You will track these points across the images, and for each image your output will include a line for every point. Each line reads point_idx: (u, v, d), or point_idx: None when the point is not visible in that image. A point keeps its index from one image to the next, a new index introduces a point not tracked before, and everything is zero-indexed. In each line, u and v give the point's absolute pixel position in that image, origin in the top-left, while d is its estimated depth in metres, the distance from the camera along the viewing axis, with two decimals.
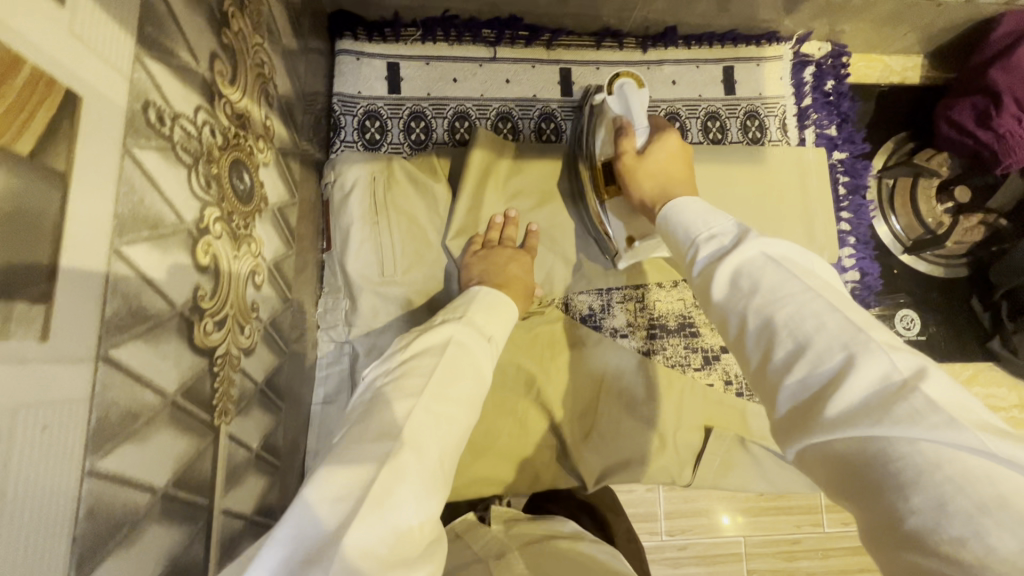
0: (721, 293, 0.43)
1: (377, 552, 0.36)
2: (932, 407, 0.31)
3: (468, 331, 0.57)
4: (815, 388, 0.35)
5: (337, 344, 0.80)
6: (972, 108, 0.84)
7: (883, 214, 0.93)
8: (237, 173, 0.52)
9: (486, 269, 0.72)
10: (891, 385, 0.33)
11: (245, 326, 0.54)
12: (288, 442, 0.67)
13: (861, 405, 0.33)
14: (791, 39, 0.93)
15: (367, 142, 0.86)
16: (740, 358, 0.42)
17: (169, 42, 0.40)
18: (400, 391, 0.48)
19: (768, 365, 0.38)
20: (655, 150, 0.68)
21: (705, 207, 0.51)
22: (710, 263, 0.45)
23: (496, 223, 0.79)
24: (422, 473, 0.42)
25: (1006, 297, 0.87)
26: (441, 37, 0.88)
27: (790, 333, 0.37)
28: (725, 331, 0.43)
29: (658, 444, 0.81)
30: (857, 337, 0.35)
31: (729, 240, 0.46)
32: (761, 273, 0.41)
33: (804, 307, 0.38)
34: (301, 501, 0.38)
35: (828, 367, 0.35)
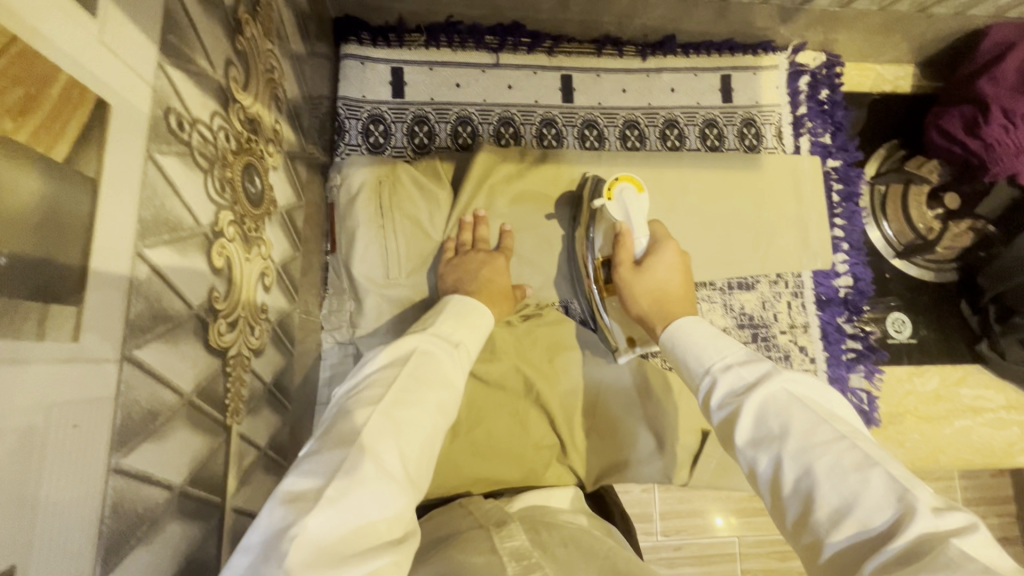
0: (748, 435, 0.44)
1: (330, 545, 0.38)
2: (972, 560, 0.31)
3: (434, 339, 0.58)
4: (859, 545, 0.36)
5: (341, 345, 0.81)
6: (960, 118, 0.87)
7: (876, 220, 0.96)
8: (249, 177, 0.53)
9: (460, 276, 0.74)
10: (934, 541, 0.33)
11: (256, 327, 0.55)
12: (293, 441, 0.68)
13: (904, 560, 0.33)
14: (787, 48, 0.95)
15: (371, 145, 0.87)
16: (776, 508, 0.41)
17: (188, 50, 0.41)
18: (361, 401, 0.49)
19: (809, 520, 0.38)
20: (653, 265, 0.72)
21: (712, 334, 0.55)
22: (728, 397, 0.47)
23: (466, 224, 0.79)
24: (380, 475, 0.43)
25: (994, 301, 0.88)
26: (445, 43, 0.89)
27: (830, 485, 0.38)
28: (756, 477, 0.43)
29: (656, 444, 0.83)
30: (897, 491, 0.36)
31: (744, 372, 0.48)
32: (788, 414, 0.42)
33: (840, 456, 0.39)
34: (265, 507, 0.41)
35: (871, 523, 0.36)
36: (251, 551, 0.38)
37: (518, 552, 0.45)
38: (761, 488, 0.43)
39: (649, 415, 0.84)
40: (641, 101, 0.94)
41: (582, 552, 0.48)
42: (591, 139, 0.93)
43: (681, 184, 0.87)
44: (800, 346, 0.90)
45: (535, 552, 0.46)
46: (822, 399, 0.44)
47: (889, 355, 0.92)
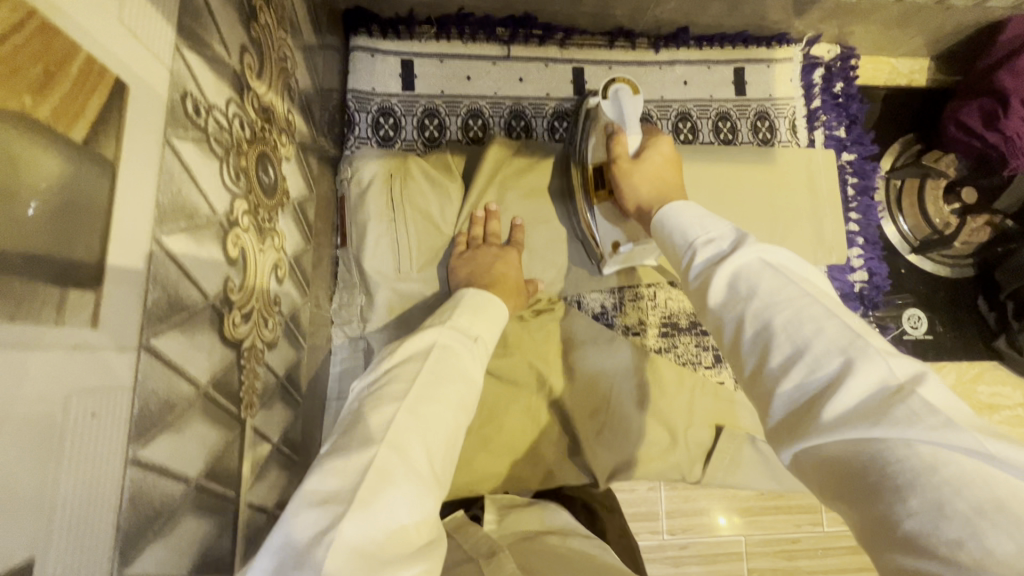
0: (717, 298, 0.42)
1: (366, 550, 0.37)
2: (932, 411, 0.31)
3: (453, 335, 0.57)
4: (813, 392, 0.35)
5: (352, 339, 0.80)
6: (979, 110, 0.85)
7: (891, 215, 0.94)
8: (263, 166, 0.52)
9: (473, 270, 0.73)
10: (892, 391, 0.32)
11: (269, 319, 0.54)
12: (305, 436, 0.67)
13: (858, 409, 0.32)
14: (801, 41, 0.94)
15: (381, 138, 0.87)
16: (734, 363, 0.41)
17: (205, 33, 0.40)
18: (383, 397, 0.48)
19: (764, 370, 0.37)
20: (650, 157, 0.70)
21: (702, 210, 0.50)
22: (707, 266, 0.44)
23: (478, 218, 0.78)
24: (409, 476, 0.42)
25: (1011, 298, 0.88)
26: (456, 35, 0.88)
27: (788, 337, 0.37)
28: (718, 337, 0.42)
29: (670, 441, 0.81)
30: (857, 341, 0.35)
31: (726, 244, 0.45)
32: (758, 276, 0.40)
33: (801, 310, 0.37)
34: (291, 511, 0.39)
35: (828, 371, 0.35)
36: (283, 556, 0.37)
37: None
38: (722, 347, 0.42)
39: (657, 411, 0.81)
40: (653, 94, 0.93)
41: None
42: None
43: (693, 177, 0.85)
44: None
45: None
46: (796, 264, 0.42)
47: (906, 351, 0.91)
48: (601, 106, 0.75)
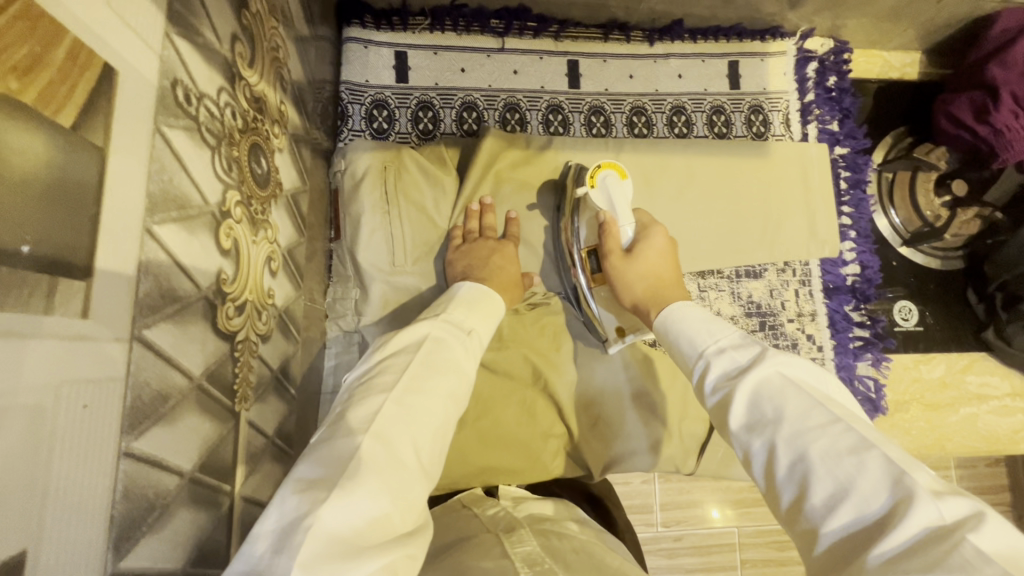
0: (742, 420, 0.44)
1: (344, 537, 0.37)
2: (989, 559, 0.30)
3: (444, 327, 0.57)
4: (860, 534, 0.35)
5: (346, 332, 0.79)
6: (970, 104, 0.86)
7: (883, 209, 0.95)
8: (255, 157, 0.51)
9: (469, 263, 0.72)
10: (943, 534, 0.32)
11: (263, 312, 0.53)
12: (299, 430, 0.67)
13: (909, 553, 0.32)
14: (795, 34, 0.94)
15: (375, 131, 0.86)
16: (772, 495, 0.41)
17: (195, 20, 0.40)
18: (373, 387, 0.48)
19: (804, 505, 0.38)
20: (643, 252, 0.71)
21: (707, 319, 0.54)
22: (722, 380, 0.47)
23: (473, 212, 0.78)
24: (393, 467, 0.42)
25: (1000, 289, 0.89)
26: (450, 27, 0.88)
27: (826, 470, 0.38)
28: (749, 464, 0.43)
29: (664, 433, 0.81)
30: (898, 477, 0.35)
31: (741, 357, 0.48)
32: (783, 398, 0.43)
33: (835, 440, 0.39)
34: (278, 495, 0.39)
35: (874, 511, 0.35)
36: (265, 538, 0.37)
37: (529, 558, 0.46)
38: (757, 477, 0.43)
39: (650, 405, 0.82)
40: (648, 87, 0.93)
41: (588, 559, 0.48)
42: (597, 126, 0.91)
43: (688, 172, 0.85)
44: (808, 335, 0.89)
45: (547, 557, 0.46)
46: (818, 384, 0.44)
47: (897, 343, 0.92)
48: (589, 194, 0.75)
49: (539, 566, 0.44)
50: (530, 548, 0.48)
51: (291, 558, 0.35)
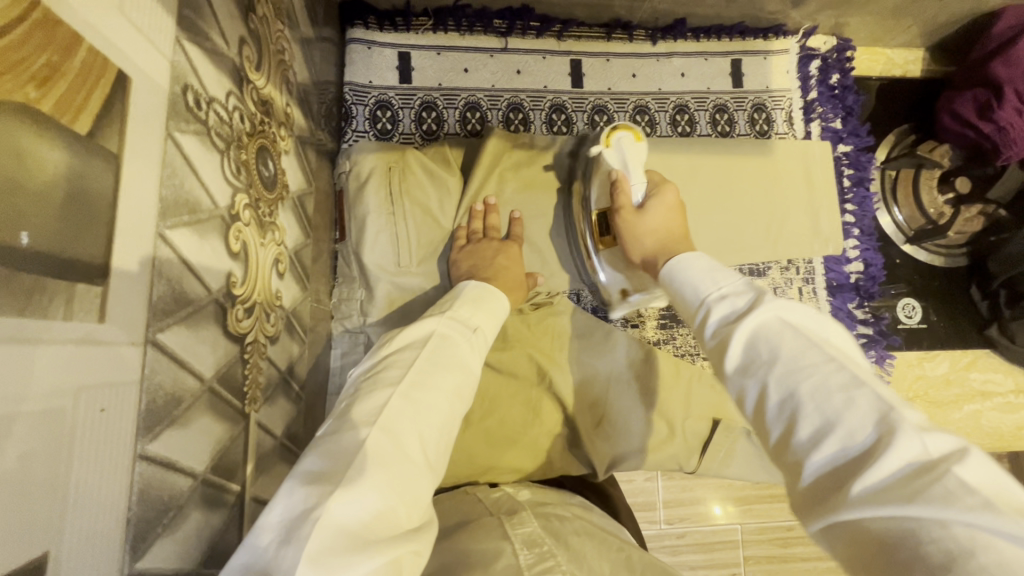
0: (736, 358, 0.41)
1: (352, 530, 0.37)
2: (973, 493, 0.29)
3: (449, 324, 0.57)
4: (843, 467, 0.33)
5: (352, 334, 0.79)
6: (973, 101, 0.86)
7: (886, 206, 0.95)
8: (263, 160, 0.52)
9: (474, 263, 0.73)
10: (929, 468, 0.31)
11: (271, 313, 0.54)
12: (306, 431, 0.67)
13: (892, 487, 0.30)
14: (798, 33, 0.95)
15: (379, 132, 0.86)
16: (759, 431, 0.39)
17: (204, 25, 0.40)
18: (379, 383, 0.48)
19: (791, 439, 0.36)
20: (653, 208, 0.69)
21: (712, 264, 0.51)
22: (723, 323, 0.44)
23: (477, 212, 0.78)
24: (399, 461, 0.42)
25: (1005, 286, 0.88)
26: (453, 27, 0.88)
27: (816, 406, 0.36)
28: (739, 401, 0.41)
29: (668, 431, 0.82)
30: (888, 413, 0.33)
31: (742, 302, 0.44)
32: (779, 338, 0.40)
33: (827, 378, 0.36)
34: (283, 490, 0.40)
35: (860, 444, 0.33)
36: (272, 531, 0.37)
37: (529, 539, 0.46)
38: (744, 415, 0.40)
39: (655, 404, 0.82)
40: (651, 86, 0.93)
41: (591, 540, 0.49)
42: (601, 125, 0.91)
43: (692, 172, 0.85)
44: None
45: (548, 539, 0.46)
46: (817, 325, 0.42)
47: (901, 340, 0.92)
48: (602, 153, 0.74)
49: (538, 547, 0.45)
50: (531, 528, 0.48)
51: (297, 551, 0.35)
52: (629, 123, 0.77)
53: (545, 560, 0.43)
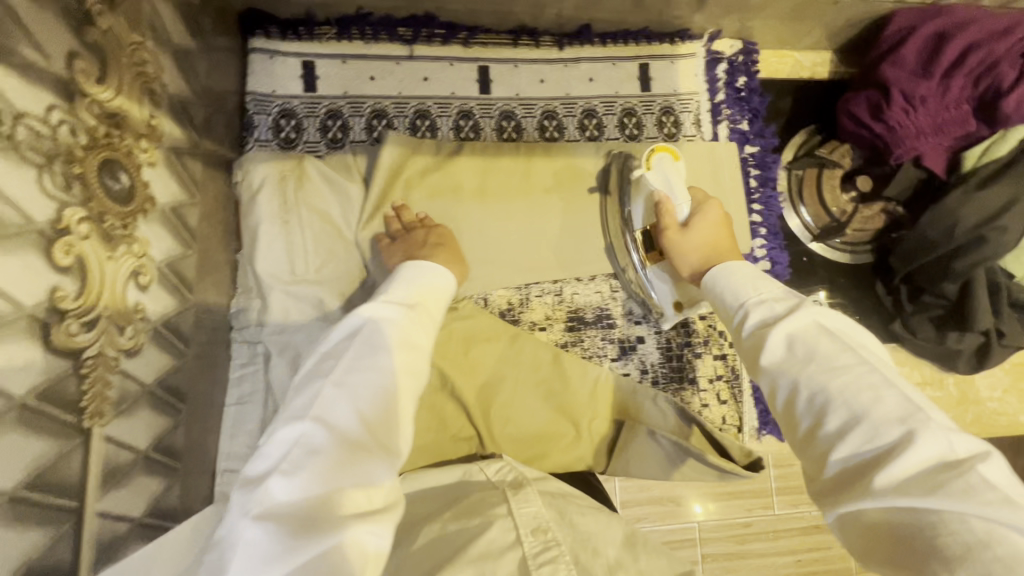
0: (776, 358, 0.51)
1: (290, 520, 0.40)
2: (988, 487, 0.39)
3: (393, 305, 0.56)
4: (870, 459, 0.43)
5: (250, 344, 0.78)
6: (867, 101, 0.88)
7: (793, 206, 0.97)
8: (111, 173, 0.51)
9: (408, 247, 0.73)
10: (956, 468, 0.40)
11: (127, 327, 0.53)
12: (189, 444, 0.67)
13: (916, 480, 0.40)
14: (702, 37, 0.96)
15: (282, 141, 0.86)
16: (787, 419, 0.49)
17: (6, 41, 0.40)
18: (314, 373, 0.49)
19: (820, 430, 0.46)
20: (698, 224, 0.73)
21: (753, 272, 0.62)
22: (761, 326, 0.54)
23: (391, 215, 0.78)
24: (335, 447, 0.43)
25: (905, 282, 0.91)
26: (357, 35, 0.88)
27: (845, 404, 0.45)
28: (770, 391, 0.51)
29: (573, 432, 0.83)
30: (909, 418, 0.43)
31: (780, 308, 0.54)
32: (815, 342, 0.49)
33: (857, 380, 0.46)
34: (234, 493, 0.43)
35: (883, 440, 0.42)
36: (224, 536, 0.41)
37: (534, 525, 0.54)
38: (776, 402, 0.50)
39: (561, 406, 0.84)
40: (559, 91, 0.94)
41: (598, 522, 0.58)
42: (508, 131, 0.93)
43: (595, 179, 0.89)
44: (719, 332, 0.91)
45: (549, 520, 0.55)
46: (847, 332, 0.51)
47: None
48: (644, 176, 0.78)
49: (543, 534, 0.52)
50: (534, 509, 0.56)
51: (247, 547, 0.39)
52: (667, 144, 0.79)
53: (549, 548, 0.51)
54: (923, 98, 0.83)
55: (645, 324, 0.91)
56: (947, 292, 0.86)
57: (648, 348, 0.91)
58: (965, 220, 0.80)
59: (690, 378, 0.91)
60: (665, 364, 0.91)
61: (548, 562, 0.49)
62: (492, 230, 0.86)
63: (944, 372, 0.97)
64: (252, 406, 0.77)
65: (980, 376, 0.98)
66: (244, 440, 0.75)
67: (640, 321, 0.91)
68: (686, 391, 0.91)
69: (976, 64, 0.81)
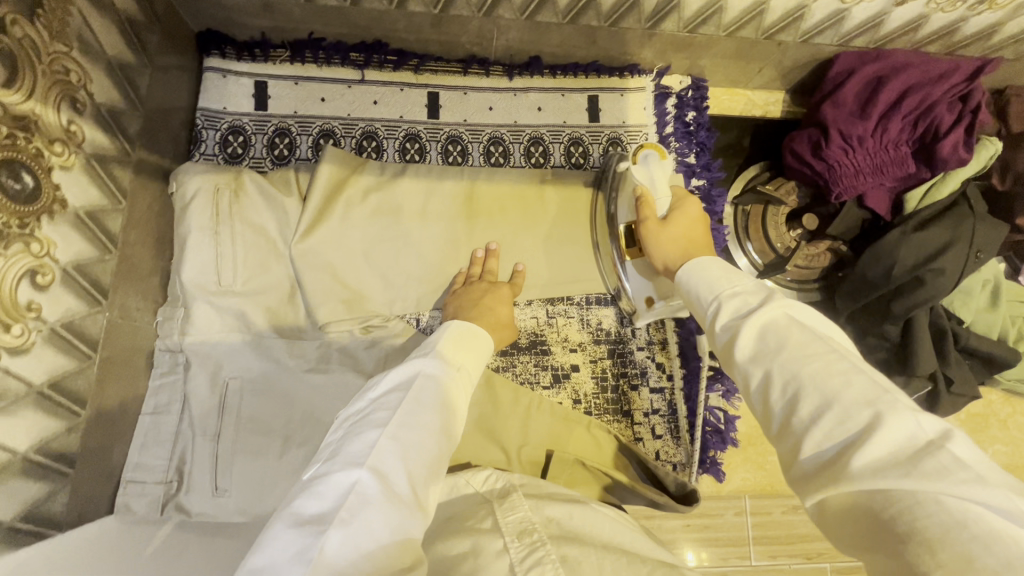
0: (749, 349, 0.47)
1: (342, 568, 0.40)
2: (963, 467, 0.34)
3: (439, 364, 0.60)
4: (848, 446, 0.38)
5: (172, 353, 0.77)
6: (808, 140, 0.89)
7: (739, 243, 0.97)
8: (11, 173, 0.53)
9: (461, 305, 0.80)
10: (927, 447, 0.36)
11: (14, 324, 0.54)
12: (86, 450, 0.66)
13: (891, 463, 0.36)
14: (652, 72, 0.98)
15: (228, 155, 0.88)
16: (765, 412, 0.45)
17: None
18: (367, 423, 0.51)
19: (793, 420, 0.42)
20: (676, 220, 0.72)
21: (717, 268, 0.58)
22: (735, 321, 0.50)
23: (478, 258, 0.85)
24: (388, 499, 0.45)
25: (850, 322, 0.90)
26: (310, 58, 0.91)
27: (819, 390, 0.41)
28: (745, 385, 0.47)
29: (502, 459, 0.81)
30: (881, 398, 0.39)
31: (753, 300, 0.51)
32: (786, 333, 0.46)
33: (829, 365, 0.42)
34: (275, 527, 0.43)
35: (855, 425, 0.39)
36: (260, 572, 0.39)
37: (520, 529, 0.53)
38: (752, 398, 0.47)
39: (490, 431, 0.82)
40: (507, 119, 0.96)
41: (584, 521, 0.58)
42: (454, 155, 0.94)
43: (532, 204, 0.88)
44: (657, 364, 0.91)
45: (536, 524, 0.54)
46: (818, 322, 0.47)
47: None
48: (631, 170, 0.77)
49: (528, 536, 0.52)
50: (521, 515, 0.56)
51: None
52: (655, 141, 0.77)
53: (535, 550, 0.50)
54: (860, 138, 0.83)
55: (579, 352, 0.90)
56: (890, 334, 0.84)
57: (581, 377, 0.89)
58: (904, 260, 0.80)
59: (624, 410, 0.90)
60: (600, 396, 0.89)
61: (535, 565, 0.48)
62: (427, 250, 0.86)
63: None
64: (167, 417, 0.76)
65: None
66: (154, 450, 0.74)
67: (575, 349, 0.90)
68: (620, 423, 0.89)
69: (914, 107, 0.82)
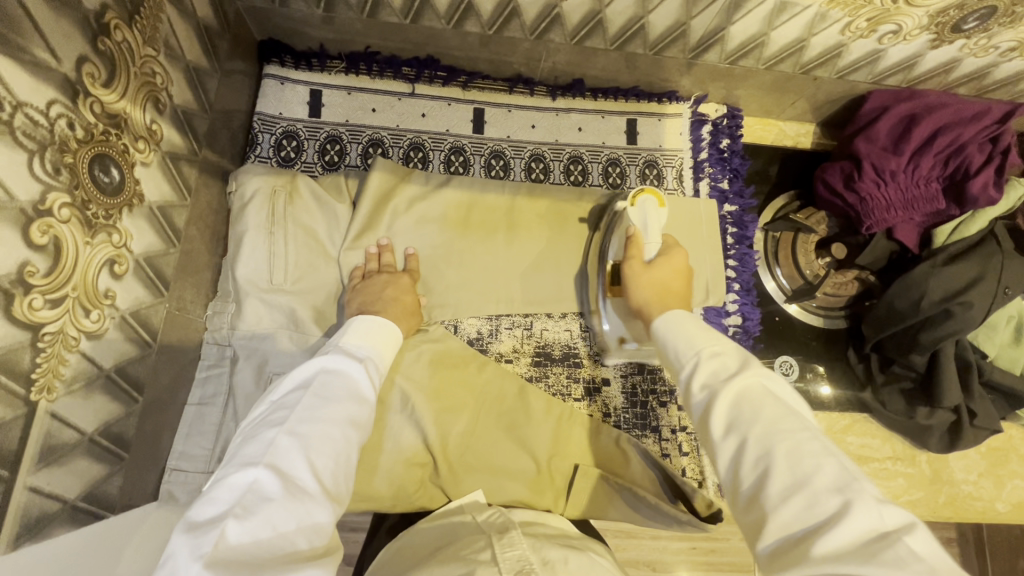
0: (724, 416, 0.50)
1: (243, 557, 0.40)
2: (918, 560, 0.36)
3: (340, 360, 0.59)
4: (812, 531, 0.40)
5: (220, 346, 0.80)
6: (840, 172, 0.92)
7: (770, 268, 1.00)
8: (102, 166, 0.56)
9: (363, 299, 0.75)
10: (883, 540, 0.38)
11: (93, 310, 0.56)
12: (139, 435, 0.68)
13: (850, 551, 0.38)
14: (689, 99, 1.01)
15: (281, 159, 0.92)
16: (733, 485, 0.48)
17: (24, 40, 0.46)
18: (264, 425, 0.51)
19: (762, 495, 0.44)
20: (661, 265, 0.74)
21: (691, 323, 0.61)
22: (711, 380, 0.53)
23: (370, 253, 0.82)
24: (291, 491, 0.45)
25: (875, 350, 0.93)
26: (364, 70, 0.94)
27: (790, 470, 0.44)
28: (718, 456, 0.50)
29: (533, 467, 0.81)
30: (846, 486, 0.41)
31: (729, 364, 0.54)
32: (760, 405, 0.49)
33: (799, 446, 0.45)
34: (171, 539, 0.41)
35: (821, 509, 0.41)
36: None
37: (519, 567, 0.49)
38: (724, 468, 0.49)
39: (520, 438, 0.83)
40: (549, 137, 0.99)
41: (581, 567, 0.52)
42: (496, 169, 0.98)
43: (571, 219, 0.92)
44: None
45: (534, 564, 0.50)
46: (789, 399, 0.51)
47: None
48: (626, 210, 0.80)
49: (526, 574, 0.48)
50: (519, 552, 0.52)
51: None
52: (653, 187, 0.80)
53: None
54: (893, 172, 0.86)
55: (611, 367, 0.92)
56: (917, 364, 0.87)
57: (611, 392, 0.91)
58: (931, 293, 0.83)
59: (653, 426, 0.91)
60: (630, 410, 0.91)
61: None
62: (469, 261, 0.88)
63: (917, 449, 0.96)
64: (212, 408, 0.78)
65: (955, 458, 0.96)
66: (198, 441, 0.76)
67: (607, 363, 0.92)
68: (648, 438, 0.91)
69: (945, 145, 0.85)
